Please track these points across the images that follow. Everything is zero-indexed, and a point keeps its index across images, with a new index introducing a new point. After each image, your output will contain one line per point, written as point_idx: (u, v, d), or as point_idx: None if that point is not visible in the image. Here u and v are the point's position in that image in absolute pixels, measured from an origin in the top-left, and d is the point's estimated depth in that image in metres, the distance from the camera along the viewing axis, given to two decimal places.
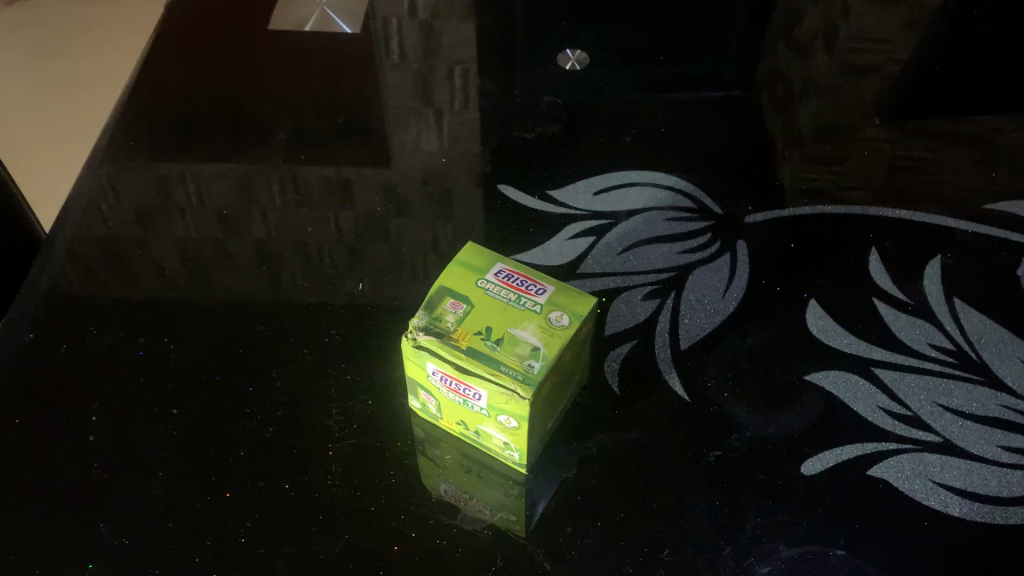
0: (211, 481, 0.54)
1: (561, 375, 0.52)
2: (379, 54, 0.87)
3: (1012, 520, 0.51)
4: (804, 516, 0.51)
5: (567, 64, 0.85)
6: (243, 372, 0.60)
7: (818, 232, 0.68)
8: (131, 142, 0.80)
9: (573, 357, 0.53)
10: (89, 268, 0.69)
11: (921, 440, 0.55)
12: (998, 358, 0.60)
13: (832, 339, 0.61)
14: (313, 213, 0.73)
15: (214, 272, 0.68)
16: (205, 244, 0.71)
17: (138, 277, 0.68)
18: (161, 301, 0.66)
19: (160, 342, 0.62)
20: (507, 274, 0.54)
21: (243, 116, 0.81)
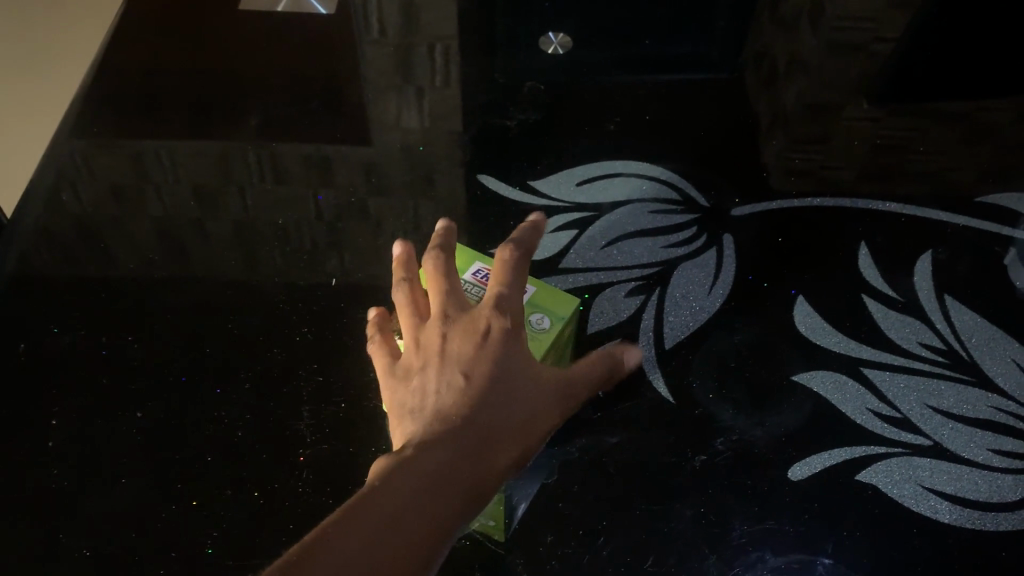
0: (177, 489, 0.54)
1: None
2: (357, 31, 0.83)
3: (1003, 527, 0.50)
4: (790, 523, 0.50)
5: (549, 48, 0.82)
6: (212, 373, 0.59)
7: (806, 225, 0.67)
8: (95, 123, 0.77)
9: (557, 360, 0.53)
10: (59, 262, 0.67)
11: (911, 444, 0.54)
12: (989, 357, 0.59)
13: (821, 337, 0.59)
14: (290, 202, 0.71)
15: (187, 266, 0.67)
16: (172, 235, 0.69)
17: (109, 272, 0.66)
18: (127, 299, 0.64)
19: (125, 342, 0.62)
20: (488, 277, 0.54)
21: (216, 97, 0.78)
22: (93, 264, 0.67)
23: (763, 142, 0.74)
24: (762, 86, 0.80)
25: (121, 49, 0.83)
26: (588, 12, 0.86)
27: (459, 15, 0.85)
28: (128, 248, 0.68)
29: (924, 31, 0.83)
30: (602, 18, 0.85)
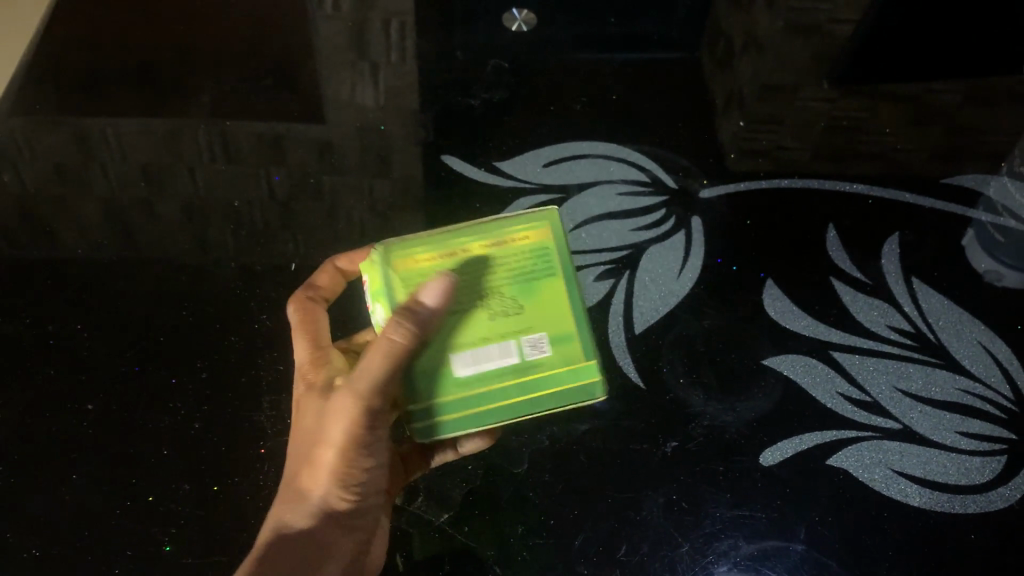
0: (133, 485, 0.53)
1: (477, 268, 0.47)
2: (309, 5, 0.80)
3: (969, 510, 0.51)
4: (762, 510, 0.50)
5: (512, 26, 0.79)
6: (168, 361, 0.58)
7: (774, 208, 0.66)
8: (37, 92, 0.74)
9: (504, 260, 0.48)
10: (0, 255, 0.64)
11: (881, 427, 0.54)
12: (956, 339, 0.59)
13: (790, 321, 0.59)
14: (242, 185, 0.68)
15: (136, 251, 0.64)
16: (120, 215, 0.67)
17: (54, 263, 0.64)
18: (76, 281, 0.62)
19: (75, 329, 0.59)
20: None
21: (163, 72, 0.75)
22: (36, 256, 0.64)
23: (728, 122, 0.73)
24: (725, 65, 0.78)
25: (61, 17, 0.79)
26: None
27: None
28: (73, 237, 0.65)
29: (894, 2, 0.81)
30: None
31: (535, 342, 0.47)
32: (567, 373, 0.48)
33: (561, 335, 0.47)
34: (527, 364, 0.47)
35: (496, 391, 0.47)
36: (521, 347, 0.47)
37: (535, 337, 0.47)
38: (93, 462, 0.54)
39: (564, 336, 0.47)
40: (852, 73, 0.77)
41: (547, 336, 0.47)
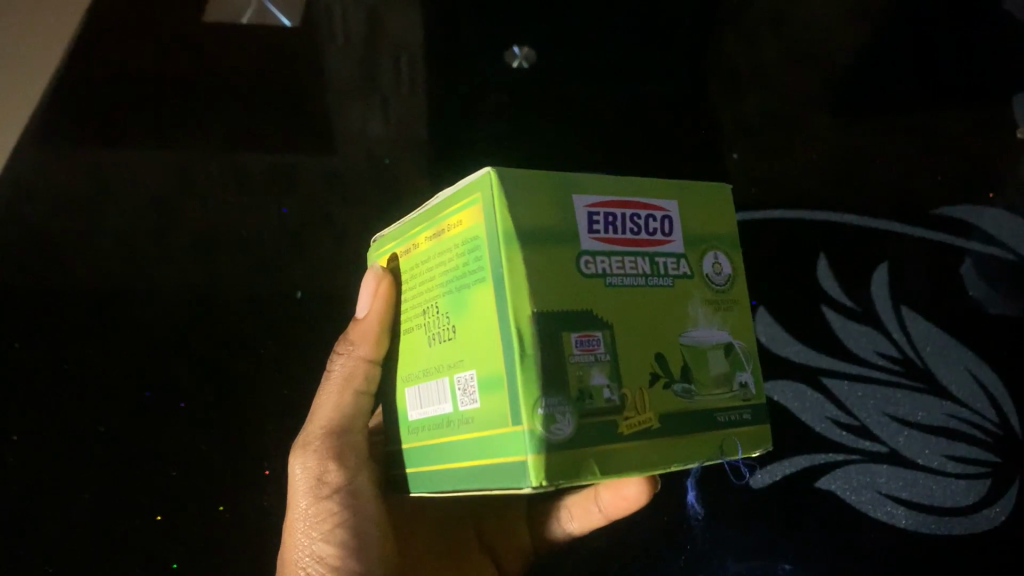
0: (205, 491, 0.65)
1: (431, 270, 0.42)
2: (311, 27, 0.79)
3: (955, 530, 0.65)
4: (746, 529, 0.64)
5: (513, 61, 0.77)
6: (213, 385, 0.67)
7: (773, 243, 0.72)
8: (49, 123, 0.75)
9: (447, 260, 0.40)
10: (38, 317, 0.68)
11: (867, 450, 0.67)
12: (940, 366, 0.70)
13: (783, 348, 0.69)
14: (268, 225, 0.72)
15: (167, 286, 0.70)
16: (141, 249, 0.71)
17: (95, 320, 0.68)
18: (115, 315, 0.68)
19: (123, 364, 0.67)
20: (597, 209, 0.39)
21: (168, 104, 0.76)
22: (75, 315, 0.68)
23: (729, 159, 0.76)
24: (732, 89, 0.78)
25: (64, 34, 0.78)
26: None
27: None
28: (109, 293, 0.69)
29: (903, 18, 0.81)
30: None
31: (468, 390, 0.39)
32: (493, 433, 0.37)
33: (489, 379, 0.37)
34: (461, 412, 0.40)
35: (442, 438, 0.42)
36: (456, 390, 0.40)
37: (466, 380, 0.39)
38: (174, 490, 0.64)
39: (496, 382, 0.37)
40: (847, 101, 0.79)
41: (476, 379, 0.38)
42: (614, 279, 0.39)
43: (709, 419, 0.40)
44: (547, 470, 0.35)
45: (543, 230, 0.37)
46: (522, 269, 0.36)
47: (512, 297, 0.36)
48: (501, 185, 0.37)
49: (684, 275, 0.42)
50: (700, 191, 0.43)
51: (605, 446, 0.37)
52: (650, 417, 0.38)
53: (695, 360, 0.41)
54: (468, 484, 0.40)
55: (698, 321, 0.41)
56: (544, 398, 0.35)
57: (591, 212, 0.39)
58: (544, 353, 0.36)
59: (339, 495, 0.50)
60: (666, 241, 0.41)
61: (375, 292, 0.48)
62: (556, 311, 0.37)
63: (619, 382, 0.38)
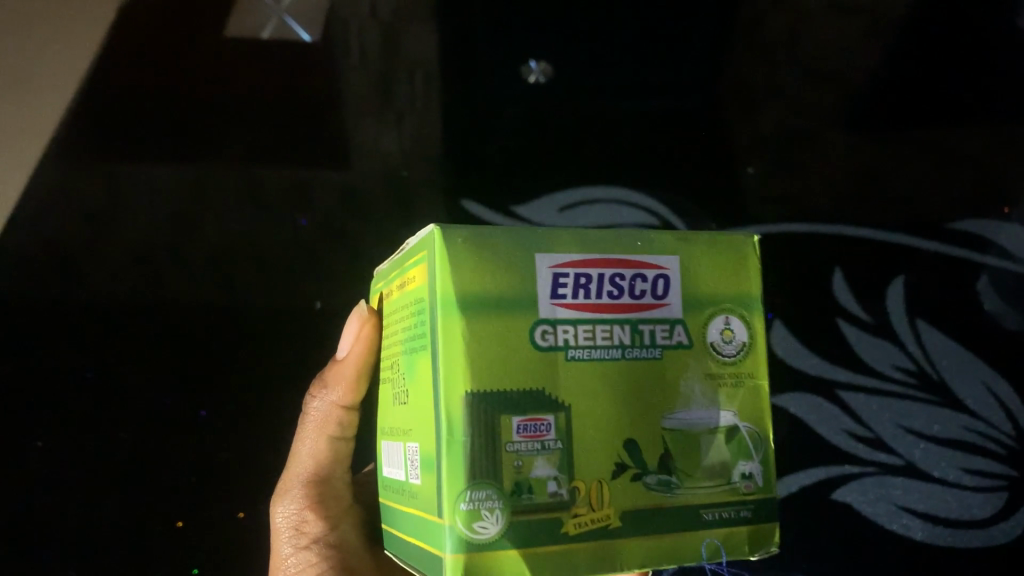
0: (236, 495, 0.71)
1: (400, 323, 0.42)
2: (324, 44, 0.79)
3: (971, 543, 0.70)
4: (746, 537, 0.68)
5: (530, 77, 0.78)
6: (241, 397, 0.72)
7: (787, 258, 0.74)
8: (67, 136, 0.76)
9: (409, 317, 0.40)
10: (83, 347, 0.72)
11: (884, 462, 0.71)
12: (955, 379, 0.73)
13: (799, 361, 0.72)
14: (295, 245, 0.74)
15: (193, 300, 0.73)
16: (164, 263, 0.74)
17: (137, 345, 0.72)
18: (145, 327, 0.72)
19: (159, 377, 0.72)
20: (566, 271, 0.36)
21: (189, 129, 0.77)
22: (118, 342, 0.72)
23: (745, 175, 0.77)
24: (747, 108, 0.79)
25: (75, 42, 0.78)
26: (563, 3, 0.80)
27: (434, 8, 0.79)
28: (147, 318, 0.73)
29: (916, 34, 0.81)
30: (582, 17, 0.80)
31: (415, 464, 0.38)
32: (428, 518, 0.36)
33: (428, 458, 0.36)
34: (409, 484, 0.39)
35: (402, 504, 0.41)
36: (409, 461, 0.40)
37: (412, 453, 0.39)
38: (210, 492, 0.70)
39: (430, 464, 0.36)
40: (862, 118, 0.79)
41: (419, 455, 0.38)
42: (578, 350, 0.36)
43: (691, 516, 0.37)
44: (462, 573, 0.33)
45: (489, 298, 0.35)
46: (457, 344, 0.34)
47: (445, 377, 0.34)
48: (441, 244, 0.35)
49: (680, 343, 0.38)
50: (708, 241, 0.39)
51: (541, 547, 0.35)
52: (608, 515, 0.36)
53: (681, 444, 0.37)
54: (415, 561, 0.39)
55: (693, 399, 0.38)
56: (468, 493, 0.34)
57: (557, 271, 0.36)
58: (476, 442, 0.34)
59: (317, 544, 0.53)
60: (658, 303, 0.38)
61: (357, 334, 0.49)
62: (495, 392, 0.35)
63: (569, 476, 0.35)
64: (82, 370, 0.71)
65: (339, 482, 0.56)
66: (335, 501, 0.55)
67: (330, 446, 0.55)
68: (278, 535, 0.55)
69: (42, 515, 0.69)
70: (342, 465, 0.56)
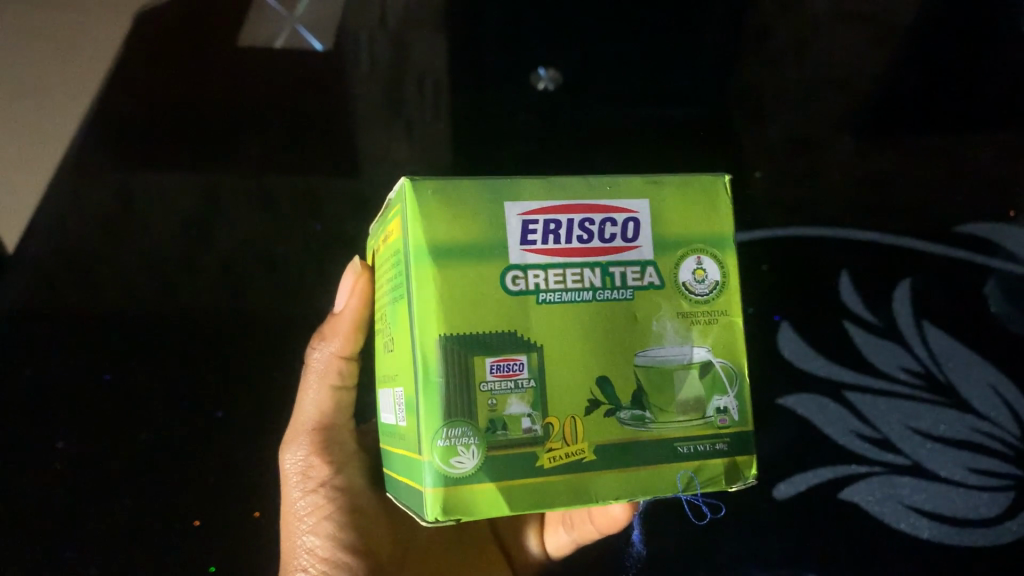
0: (262, 493, 0.75)
1: (385, 277, 0.47)
2: (337, 53, 0.80)
3: (979, 542, 0.73)
4: (747, 535, 0.72)
5: (539, 84, 0.79)
6: (266, 400, 0.76)
7: (794, 262, 0.76)
8: (81, 145, 0.78)
9: (393, 271, 0.45)
10: (115, 352, 0.75)
11: (891, 462, 0.74)
12: (962, 380, 0.76)
13: (807, 363, 0.75)
14: (316, 251, 0.77)
15: (215, 307, 0.76)
16: (181, 269, 0.77)
17: (169, 349, 0.75)
18: (167, 332, 0.76)
19: (184, 385, 0.75)
20: (535, 219, 0.41)
21: (205, 137, 0.78)
22: (150, 347, 0.75)
23: (753, 181, 0.78)
24: (757, 114, 0.79)
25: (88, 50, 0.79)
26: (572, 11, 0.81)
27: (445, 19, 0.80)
28: (176, 324, 0.76)
29: (925, 37, 0.81)
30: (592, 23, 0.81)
31: (402, 406, 0.44)
32: (413, 453, 0.42)
33: (410, 399, 0.42)
34: (398, 424, 0.45)
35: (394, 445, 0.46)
36: (398, 405, 0.45)
37: (399, 396, 0.44)
38: (236, 490, 0.75)
39: (412, 404, 0.41)
40: (870, 122, 0.80)
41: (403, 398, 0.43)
42: (551, 293, 0.41)
43: (664, 448, 0.42)
44: (443, 503, 0.39)
45: (465, 245, 0.40)
46: (433, 291, 0.39)
47: (421, 323, 0.39)
48: (412, 202, 0.40)
49: (650, 285, 0.42)
50: (674, 184, 0.43)
51: (517, 478, 0.40)
52: (582, 448, 0.41)
53: (652, 381, 0.42)
54: (404, 495, 0.45)
55: (664, 338, 0.42)
56: (444, 431, 0.39)
57: (526, 220, 0.41)
58: (450, 382, 0.39)
59: (325, 488, 0.57)
60: (628, 246, 0.42)
61: (352, 288, 0.56)
62: (473, 334, 0.40)
63: (543, 411, 0.40)
64: (115, 374, 0.75)
65: (344, 431, 0.60)
66: (340, 448, 0.59)
67: (332, 396, 0.60)
68: (286, 481, 0.59)
69: (82, 514, 0.73)
70: (344, 415, 0.61)
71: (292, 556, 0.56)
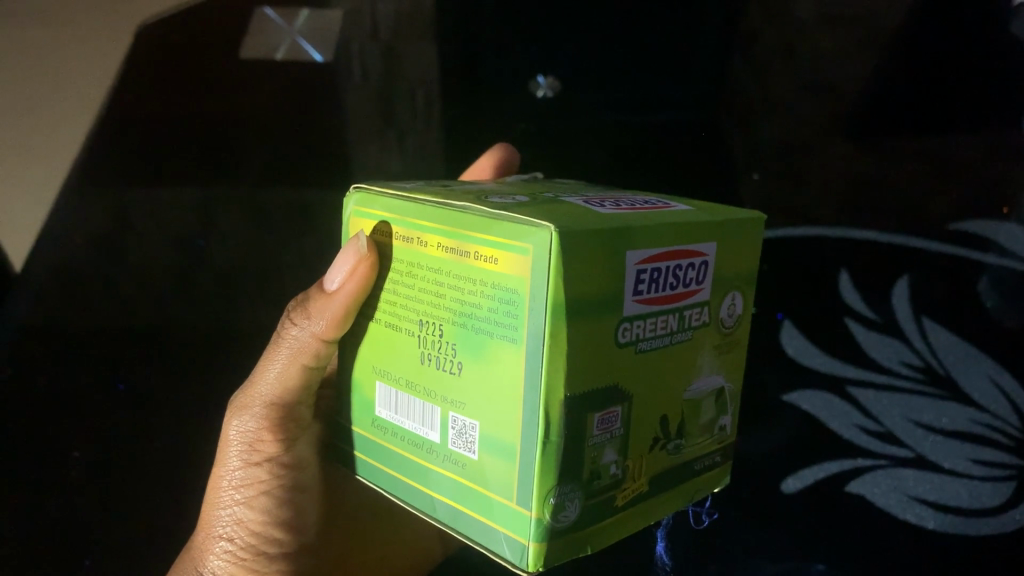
0: None
1: (439, 284, 0.41)
2: (338, 69, 0.82)
3: (984, 530, 0.74)
4: (738, 527, 0.75)
5: (539, 91, 0.81)
6: None
7: (785, 262, 0.80)
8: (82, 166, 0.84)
9: (473, 289, 0.39)
10: (148, 360, 0.81)
11: (896, 455, 0.76)
12: (963, 373, 0.77)
13: (807, 358, 0.78)
14: (313, 261, 0.82)
15: (218, 313, 0.82)
16: (181, 275, 0.83)
17: (203, 359, 0.81)
18: (174, 334, 0.82)
19: (193, 387, 0.81)
20: (648, 267, 0.40)
21: (203, 158, 0.83)
22: (181, 356, 0.81)
23: (747, 182, 0.81)
24: (750, 122, 0.80)
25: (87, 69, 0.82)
26: (563, 18, 0.80)
27: (434, 32, 0.81)
28: (187, 332, 0.82)
29: (924, 37, 0.80)
30: (587, 31, 0.80)
31: (467, 437, 0.41)
32: (493, 495, 0.40)
33: (497, 443, 0.39)
34: (449, 450, 0.42)
35: (423, 461, 0.44)
36: (447, 427, 0.42)
37: (465, 426, 0.41)
38: None
39: (507, 451, 0.39)
40: (866, 127, 0.80)
41: (477, 433, 0.40)
42: (646, 341, 0.41)
43: (687, 466, 0.46)
44: (545, 555, 0.38)
45: (594, 298, 0.37)
46: (562, 350, 0.36)
47: (548, 388, 0.36)
48: (559, 254, 0.35)
49: (703, 323, 0.44)
50: (732, 230, 0.45)
51: (601, 521, 0.41)
52: (641, 483, 0.43)
53: (690, 410, 0.45)
54: (442, 515, 0.43)
55: (703, 370, 0.45)
56: (557, 489, 0.38)
57: (640, 269, 0.39)
58: (567, 439, 0.38)
59: (269, 464, 0.56)
60: (697, 289, 0.43)
61: (351, 270, 0.46)
62: (587, 393, 0.38)
63: (624, 455, 0.41)
64: (131, 381, 0.81)
65: (303, 406, 0.56)
66: (295, 424, 0.56)
67: (301, 373, 0.54)
68: (227, 443, 0.56)
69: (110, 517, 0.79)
70: (309, 390, 0.55)
71: (215, 516, 0.57)
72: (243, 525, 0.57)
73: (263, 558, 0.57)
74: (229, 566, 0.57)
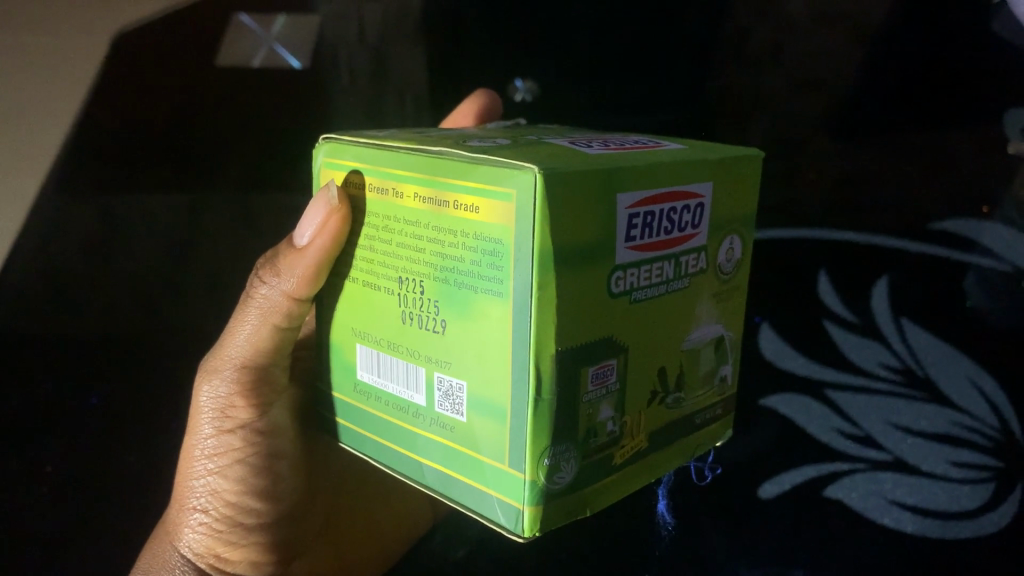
0: None
1: (418, 237, 0.41)
2: (326, 75, 0.83)
3: (961, 534, 0.73)
4: (720, 528, 0.75)
5: (517, 95, 0.81)
6: None
7: (768, 263, 0.80)
8: (68, 172, 0.83)
9: (453, 239, 0.39)
10: (133, 364, 0.81)
11: (874, 459, 0.76)
12: (943, 375, 0.77)
13: (784, 362, 0.79)
14: None
15: (198, 317, 0.82)
16: (164, 280, 0.82)
17: (186, 362, 0.81)
18: (158, 337, 0.81)
19: (171, 390, 0.80)
20: (639, 211, 0.39)
21: (190, 164, 0.83)
22: (165, 360, 0.81)
23: None
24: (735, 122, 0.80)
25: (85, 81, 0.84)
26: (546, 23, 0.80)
27: (421, 37, 0.81)
28: (170, 335, 0.82)
29: (912, 35, 0.79)
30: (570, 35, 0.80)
31: (454, 399, 0.41)
32: (484, 458, 0.40)
33: (486, 404, 0.39)
34: (436, 413, 0.42)
35: (410, 427, 0.44)
36: (434, 388, 0.42)
37: (452, 387, 0.41)
38: None
39: (496, 411, 0.38)
40: (852, 125, 0.80)
41: (465, 392, 0.40)
42: (640, 291, 0.41)
43: (688, 418, 0.47)
44: (540, 519, 0.38)
45: (583, 245, 0.37)
46: (552, 301, 0.36)
47: (539, 341, 0.36)
48: (544, 198, 0.34)
49: (701, 269, 0.44)
50: (729, 166, 0.44)
51: (601, 479, 0.41)
52: (642, 438, 0.43)
53: (689, 360, 0.45)
54: (432, 480, 0.43)
55: (701, 318, 0.45)
56: (550, 450, 0.38)
57: (633, 214, 0.39)
58: (559, 396, 0.37)
59: (243, 430, 0.56)
60: (693, 233, 0.43)
61: (321, 224, 0.46)
62: (579, 348, 0.38)
63: (621, 411, 0.41)
64: (114, 387, 0.80)
65: (276, 368, 0.56)
66: (267, 386, 0.56)
67: (273, 334, 0.54)
68: (198, 412, 0.57)
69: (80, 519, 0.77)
70: (281, 351, 0.56)
71: (190, 488, 0.57)
72: (218, 495, 0.57)
73: (240, 529, 0.58)
74: (206, 539, 0.57)
